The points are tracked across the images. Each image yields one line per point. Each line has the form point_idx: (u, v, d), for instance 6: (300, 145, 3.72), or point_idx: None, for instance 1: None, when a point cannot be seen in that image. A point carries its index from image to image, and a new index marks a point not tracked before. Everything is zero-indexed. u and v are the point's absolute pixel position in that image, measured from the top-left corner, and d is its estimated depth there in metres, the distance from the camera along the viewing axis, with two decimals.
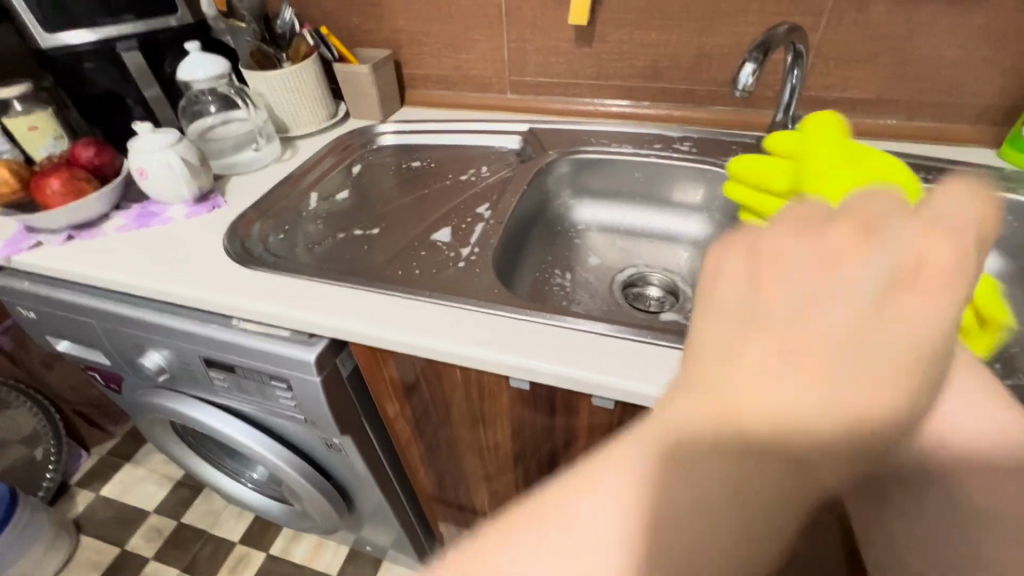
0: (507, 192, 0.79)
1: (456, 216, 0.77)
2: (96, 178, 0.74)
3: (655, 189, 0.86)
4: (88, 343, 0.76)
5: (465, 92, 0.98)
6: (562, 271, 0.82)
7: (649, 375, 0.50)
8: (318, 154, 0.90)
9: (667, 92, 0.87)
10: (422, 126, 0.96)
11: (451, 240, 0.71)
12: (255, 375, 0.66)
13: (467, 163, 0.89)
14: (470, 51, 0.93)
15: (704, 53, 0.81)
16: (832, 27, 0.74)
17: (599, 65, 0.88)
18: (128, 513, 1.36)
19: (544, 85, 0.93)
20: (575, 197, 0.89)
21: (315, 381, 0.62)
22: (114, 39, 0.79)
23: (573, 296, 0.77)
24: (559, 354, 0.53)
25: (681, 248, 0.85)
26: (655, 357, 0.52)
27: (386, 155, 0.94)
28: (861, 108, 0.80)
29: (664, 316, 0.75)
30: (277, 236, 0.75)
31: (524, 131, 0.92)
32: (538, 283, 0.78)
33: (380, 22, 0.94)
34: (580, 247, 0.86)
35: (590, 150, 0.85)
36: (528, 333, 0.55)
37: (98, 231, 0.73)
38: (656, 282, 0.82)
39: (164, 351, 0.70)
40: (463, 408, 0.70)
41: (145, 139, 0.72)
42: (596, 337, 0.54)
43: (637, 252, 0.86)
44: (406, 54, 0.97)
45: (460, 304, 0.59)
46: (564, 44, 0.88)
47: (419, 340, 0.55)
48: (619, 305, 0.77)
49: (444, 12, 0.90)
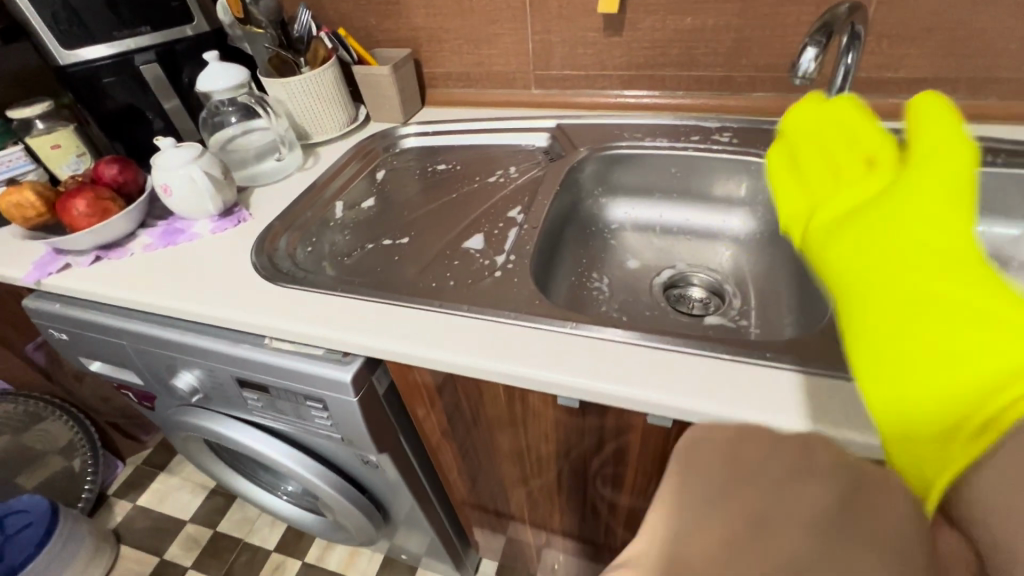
0: (538, 194, 0.76)
1: (487, 222, 0.73)
2: (120, 197, 0.72)
3: (692, 183, 0.81)
4: (119, 363, 0.75)
5: (488, 89, 0.95)
6: (598, 275, 0.78)
7: (722, 394, 0.46)
8: (341, 160, 0.88)
9: (702, 80, 0.82)
10: (445, 127, 0.93)
11: (483, 247, 0.68)
12: (289, 396, 0.64)
13: (495, 163, 0.86)
14: (492, 46, 0.89)
15: (742, 37, 0.77)
16: (885, 3, 0.69)
17: (629, 55, 0.84)
18: (166, 522, 1.38)
19: (570, 78, 0.89)
20: (607, 195, 0.85)
21: (351, 402, 0.59)
22: (131, 52, 0.77)
23: (612, 301, 0.73)
24: (610, 370, 0.49)
25: (724, 245, 0.80)
26: (736, 374, 0.47)
27: (409, 159, 0.91)
28: (917, 88, 0.74)
29: (708, 320, 0.71)
30: (304, 249, 0.73)
31: (551, 127, 0.88)
32: (580, 299, 0.73)
33: (399, 20, 0.91)
34: (615, 248, 0.82)
35: (623, 145, 0.81)
36: (565, 347, 0.52)
37: (125, 251, 0.72)
38: (699, 283, 0.77)
39: (197, 371, 0.68)
40: (502, 416, 0.67)
41: (167, 155, 0.70)
42: (645, 349, 0.50)
43: (676, 250, 0.81)
44: (425, 52, 0.94)
45: (494, 319, 0.55)
46: (592, 34, 0.83)
47: (454, 359, 0.52)
48: (661, 309, 0.73)
49: (464, 5, 0.86)
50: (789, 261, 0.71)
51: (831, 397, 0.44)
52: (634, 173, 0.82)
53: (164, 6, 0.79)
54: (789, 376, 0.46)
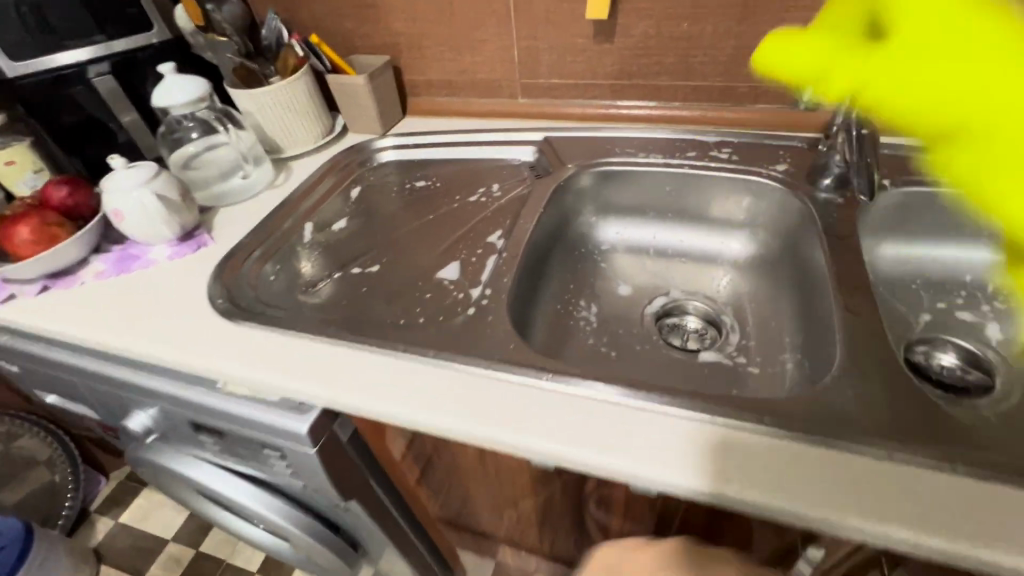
0: (521, 216, 0.70)
1: (465, 247, 0.68)
2: (71, 221, 0.68)
3: (688, 202, 0.75)
4: (73, 397, 0.70)
5: (472, 97, 0.89)
6: (586, 302, 0.72)
7: (717, 467, 0.40)
8: (315, 175, 0.83)
9: (700, 90, 0.76)
10: (426, 139, 0.87)
11: (458, 277, 0.63)
12: (247, 442, 0.59)
13: (478, 180, 0.81)
14: (476, 53, 0.84)
15: (744, 45, 0.71)
16: None
17: (621, 63, 0.77)
18: (149, 541, 1.34)
19: (558, 87, 0.83)
20: (597, 214, 0.79)
21: (309, 454, 0.54)
22: (85, 63, 0.71)
23: (600, 333, 0.68)
24: (588, 434, 0.44)
25: (721, 270, 0.74)
26: (733, 442, 0.42)
27: (388, 174, 0.86)
28: None
29: (703, 355, 0.65)
30: (268, 276, 0.68)
31: (538, 139, 0.83)
32: (566, 332, 0.68)
33: (376, 25, 0.85)
34: (605, 272, 0.77)
35: (613, 161, 0.75)
36: (539, 404, 0.46)
37: (75, 280, 0.67)
38: (694, 312, 0.71)
39: (150, 412, 0.63)
40: (479, 459, 0.63)
41: (119, 177, 0.65)
42: (628, 408, 0.45)
43: (670, 275, 0.75)
44: (405, 60, 0.88)
45: (463, 368, 0.50)
46: (581, 40, 0.77)
47: (415, 416, 0.47)
48: (653, 342, 0.67)
49: (444, 10, 0.80)
50: (792, 291, 0.66)
51: (836, 474, 0.39)
52: (627, 191, 0.77)
53: (121, 13, 0.74)
54: (793, 447, 0.41)
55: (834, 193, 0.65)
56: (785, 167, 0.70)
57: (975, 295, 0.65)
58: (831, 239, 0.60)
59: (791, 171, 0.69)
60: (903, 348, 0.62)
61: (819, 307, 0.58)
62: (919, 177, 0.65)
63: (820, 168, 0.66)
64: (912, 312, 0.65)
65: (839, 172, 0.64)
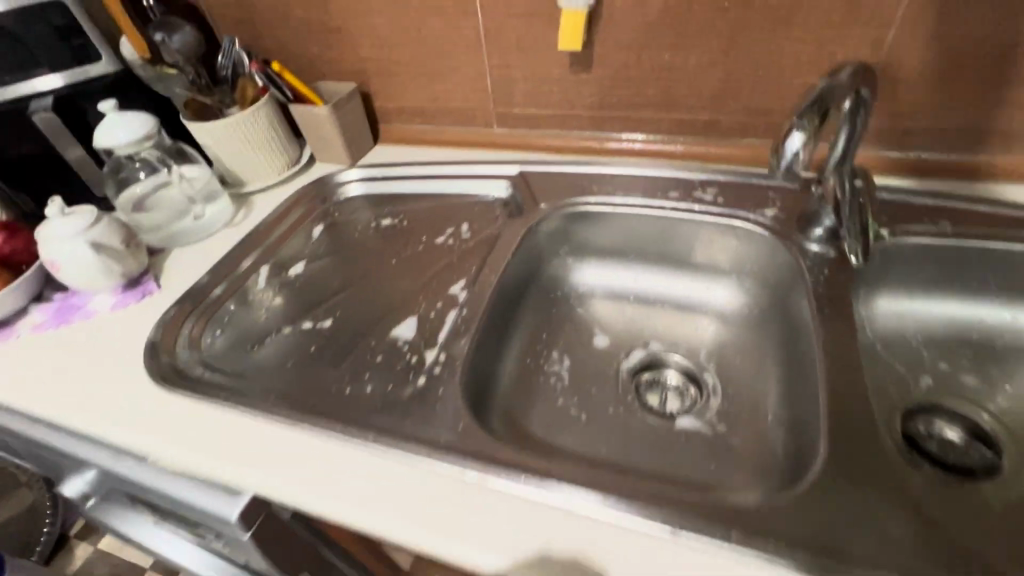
0: (488, 263, 0.65)
1: (426, 298, 0.63)
2: (8, 269, 0.64)
3: (670, 246, 0.70)
4: (12, 454, 0.66)
5: (445, 126, 0.84)
6: (559, 354, 0.67)
7: None
8: (277, 212, 0.78)
9: (685, 123, 0.71)
10: (395, 171, 0.82)
11: (414, 337, 0.58)
12: (183, 519, 0.55)
13: (447, 218, 0.76)
14: (447, 80, 0.78)
15: (731, 78, 0.65)
16: (901, 43, 0.57)
17: (600, 93, 0.72)
18: (126, 569, 1.31)
19: (534, 117, 0.78)
20: (574, 255, 0.74)
21: (244, 544, 0.49)
22: (27, 98, 0.66)
23: (572, 393, 0.63)
24: (537, 550, 0.39)
25: (704, 319, 0.69)
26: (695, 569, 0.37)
27: (355, 209, 0.81)
28: (941, 140, 0.62)
29: (681, 421, 0.60)
30: (216, 329, 0.63)
31: (512, 173, 0.78)
32: (533, 391, 0.63)
33: (342, 51, 0.80)
34: (581, 319, 0.71)
35: (590, 201, 0.70)
36: (486, 508, 0.41)
37: (12, 332, 0.63)
38: (675, 367, 0.66)
39: (84, 481, 0.58)
40: None
41: (55, 225, 0.60)
42: (584, 518, 0.40)
43: (651, 323, 0.70)
44: (375, 86, 0.83)
45: (405, 458, 0.45)
46: (557, 69, 0.72)
47: (350, 518, 0.42)
48: (628, 404, 0.62)
49: (413, 36, 0.75)
50: (780, 350, 0.60)
51: None
52: (605, 232, 0.71)
53: None
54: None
55: (825, 245, 0.60)
56: (774, 211, 0.65)
57: (984, 354, 0.59)
58: (821, 301, 0.55)
59: (780, 218, 0.64)
60: (901, 418, 0.56)
61: (807, 379, 0.53)
62: (920, 227, 0.59)
63: (811, 218, 0.60)
64: (912, 376, 0.59)
65: (831, 226, 0.59)
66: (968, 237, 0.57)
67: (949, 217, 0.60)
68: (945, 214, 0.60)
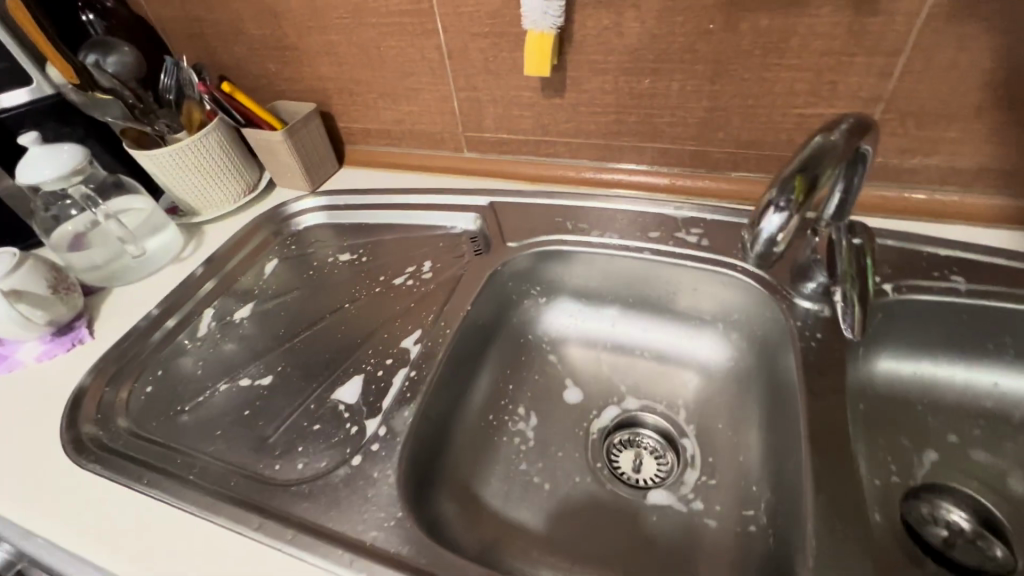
0: (446, 311, 0.59)
1: (378, 352, 0.58)
2: None
3: (650, 291, 0.63)
4: None
5: (413, 149, 0.78)
6: (525, 410, 0.61)
7: None
8: (229, 245, 0.73)
9: (668, 154, 0.64)
10: (359, 199, 0.76)
11: (359, 401, 0.52)
12: None
13: (410, 253, 0.70)
14: (412, 102, 0.72)
15: (718, 107, 0.58)
16: (911, 75, 0.50)
17: (575, 119, 0.65)
18: None
19: (507, 142, 0.71)
20: (546, 297, 0.68)
21: None
22: None
23: (536, 457, 0.57)
24: None
25: (686, 372, 0.62)
26: None
27: (316, 240, 0.76)
28: (954, 180, 0.55)
29: (653, 494, 0.54)
30: (150, 383, 0.58)
31: (481, 204, 0.71)
32: (493, 455, 0.57)
33: (299, 69, 0.74)
34: (552, 368, 0.65)
35: (563, 239, 0.64)
36: None
37: None
38: (652, 427, 0.60)
39: None
40: None
41: None
42: None
43: (628, 375, 0.64)
44: (337, 107, 0.77)
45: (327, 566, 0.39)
46: (528, 94, 0.65)
47: None
48: (597, 471, 0.56)
49: (372, 55, 0.69)
50: (766, 417, 0.54)
51: None
52: (579, 273, 0.65)
53: None
54: None
55: (818, 300, 0.54)
56: None
57: (998, 426, 0.52)
58: (811, 371, 0.49)
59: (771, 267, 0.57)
60: (902, 499, 0.50)
61: (793, 461, 0.47)
62: (928, 283, 0.53)
63: (802, 271, 0.54)
64: (916, 449, 0.53)
65: (824, 282, 0.53)
66: (983, 296, 0.51)
67: (962, 271, 0.53)
68: (957, 267, 0.53)
